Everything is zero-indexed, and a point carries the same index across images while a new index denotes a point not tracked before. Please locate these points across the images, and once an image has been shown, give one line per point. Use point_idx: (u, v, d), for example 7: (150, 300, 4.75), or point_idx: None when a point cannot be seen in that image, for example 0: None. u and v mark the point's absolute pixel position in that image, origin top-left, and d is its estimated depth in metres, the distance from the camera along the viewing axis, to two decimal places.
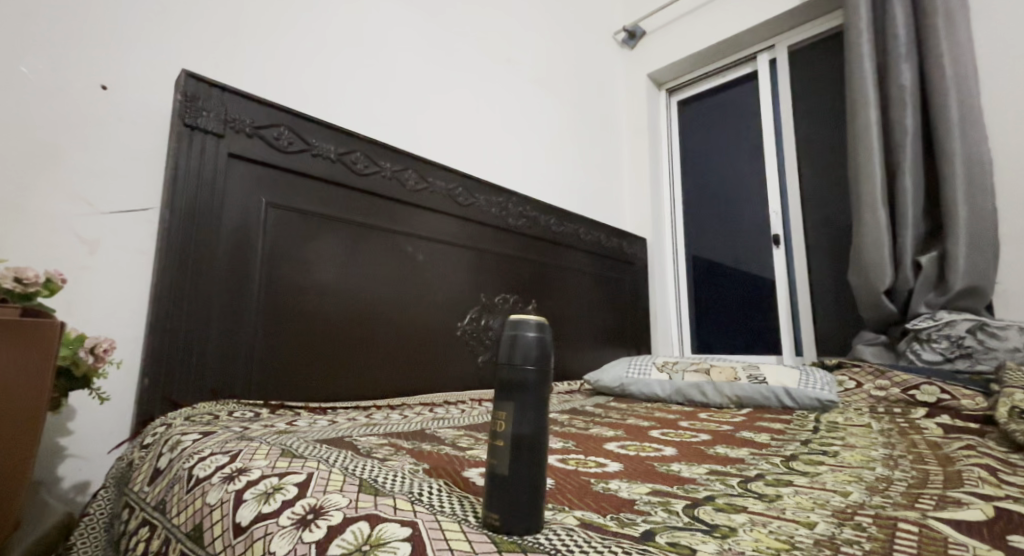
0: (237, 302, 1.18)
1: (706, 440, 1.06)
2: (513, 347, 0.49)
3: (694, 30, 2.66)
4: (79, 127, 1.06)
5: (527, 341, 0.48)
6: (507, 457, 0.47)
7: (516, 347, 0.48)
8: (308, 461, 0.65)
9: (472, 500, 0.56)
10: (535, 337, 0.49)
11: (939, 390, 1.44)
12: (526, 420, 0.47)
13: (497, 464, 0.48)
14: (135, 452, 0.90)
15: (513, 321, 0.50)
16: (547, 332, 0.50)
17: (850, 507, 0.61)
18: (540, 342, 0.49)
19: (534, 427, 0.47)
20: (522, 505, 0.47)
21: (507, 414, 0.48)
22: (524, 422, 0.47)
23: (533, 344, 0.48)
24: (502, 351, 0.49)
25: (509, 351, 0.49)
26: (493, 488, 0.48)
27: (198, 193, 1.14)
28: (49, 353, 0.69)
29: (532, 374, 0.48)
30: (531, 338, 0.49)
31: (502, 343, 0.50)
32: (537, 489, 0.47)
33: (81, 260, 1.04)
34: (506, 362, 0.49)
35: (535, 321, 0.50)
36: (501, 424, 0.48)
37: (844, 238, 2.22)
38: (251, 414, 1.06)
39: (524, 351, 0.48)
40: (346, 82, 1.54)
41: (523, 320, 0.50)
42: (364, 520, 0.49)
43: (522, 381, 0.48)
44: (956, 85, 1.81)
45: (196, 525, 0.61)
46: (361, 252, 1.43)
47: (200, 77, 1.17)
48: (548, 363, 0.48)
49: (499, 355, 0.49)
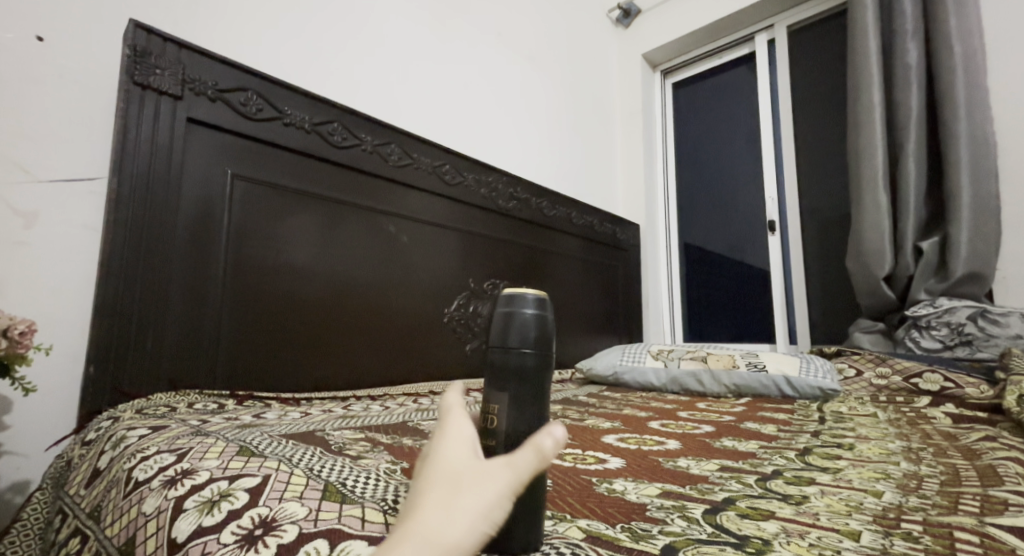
0: (200, 283, 1.08)
1: (710, 433, 0.98)
2: (509, 329, 0.40)
3: (691, 9, 2.57)
4: (12, 84, 0.94)
5: (528, 323, 0.40)
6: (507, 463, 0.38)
7: (515, 330, 0.40)
8: (266, 461, 0.56)
9: None
10: (533, 314, 0.40)
11: (943, 378, 1.37)
12: (523, 415, 0.39)
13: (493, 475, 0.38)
14: (76, 449, 0.80)
15: (509, 297, 0.41)
16: (547, 308, 0.41)
17: (890, 510, 0.54)
18: (540, 321, 0.40)
19: (534, 424, 0.39)
20: (519, 519, 0.38)
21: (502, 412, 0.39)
22: (520, 416, 0.39)
23: (533, 323, 0.40)
24: (495, 334, 0.41)
25: (503, 334, 0.40)
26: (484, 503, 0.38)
27: (153, 163, 1.03)
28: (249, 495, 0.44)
29: (532, 362, 0.39)
30: (529, 315, 0.40)
31: (496, 322, 0.41)
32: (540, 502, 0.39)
33: (16, 234, 0.93)
34: (501, 346, 0.40)
35: (534, 295, 0.40)
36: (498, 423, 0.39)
37: (841, 224, 2.16)
38: (213, 406, 0.96)
39: (522, 334, 0.39)
40: (324, 48, 1.43)
41: (519, 294, 0.41)
42: (323, 537, 0.41)
43: (520, 367, 0.39)
44: (964, 64, 1.75)
45: (129, 538, 0.51)
46: (340, 231, 1.32)
47: (153, 30, 1.05)
48: (548, 347, 0.40)
49: (490, 337, 0.41)
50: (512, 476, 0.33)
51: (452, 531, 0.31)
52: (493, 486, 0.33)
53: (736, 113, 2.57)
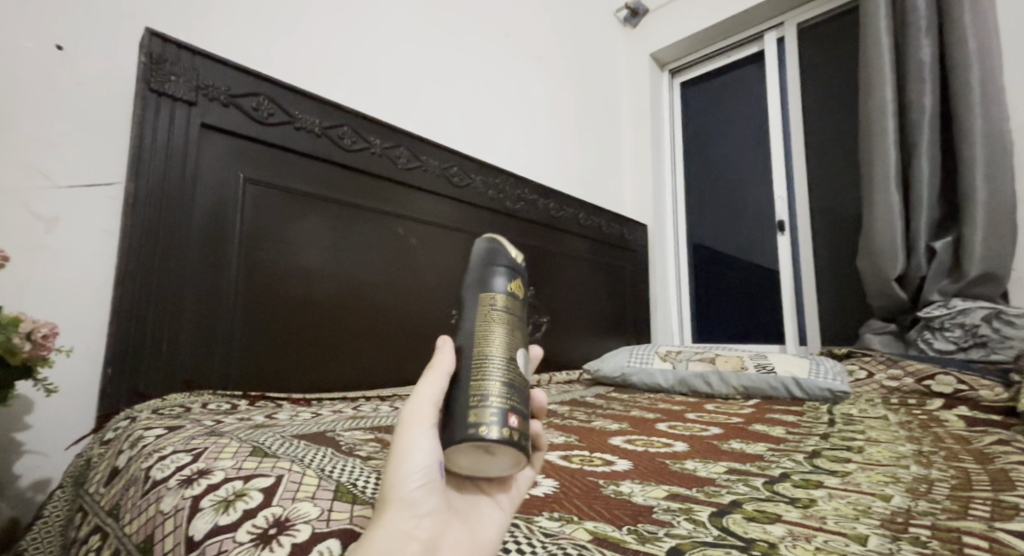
0: (214, 285, 1.10)
1: (717, 435, 0.98)
2: (481, 269, 0.47)
3: (699, 8, 2.56)
4: (32, 92, 0.97)
5: (498, 262, 0.47)
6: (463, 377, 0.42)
7: (491, 269, 0.47)
8: (279, 462, 0.57)
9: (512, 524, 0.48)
10: (481, 244, 0.49)
11: (956, 381, 1.35)
12: (466, 319, 0.45)
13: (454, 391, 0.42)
14: (95, 448, 0.82)
15: (480, 246, 0.49)
16: (496, 240, 0.49)
17: (899, 514, 0.54)
18: (486, 247, 0.48)
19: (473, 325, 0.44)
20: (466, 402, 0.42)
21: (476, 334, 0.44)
22: (464, 322, 0.45)
23: (480, 248, 0.48)
24: (470, 279, 0.47)
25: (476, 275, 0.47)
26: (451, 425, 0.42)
27: (168, 168, 1.05)
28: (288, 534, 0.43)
29: (507, 290, 0.46)
30: (478, 246, 0.49)
31: (470, 269, 0.48)
32: (510, 398, 0.41)
33: (37, 238, 0.95)
34: (477, 283, 0.46)
35: (484, 237, 0.49)
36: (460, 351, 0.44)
37: (853, 224, 2.14)
38: (227, 407, 0.98)
39: (492, 269, 0.47)
40: (333, 52, 1.45)
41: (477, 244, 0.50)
42: (335, 538, 0.42)
43: (467, 283, 0.47)
44: (979, 61, 1.73)
45: (148, 536, 0.53)
46: (349, 234, 1.34)
47: (168, 37, 1.07)
48: (491, 262, 0.47)
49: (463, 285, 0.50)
50: (424, 419, 0.41)
51: (413, 496, 0.40)
52: (419, 438, 0.41)
53: (745, 113, 2.56)
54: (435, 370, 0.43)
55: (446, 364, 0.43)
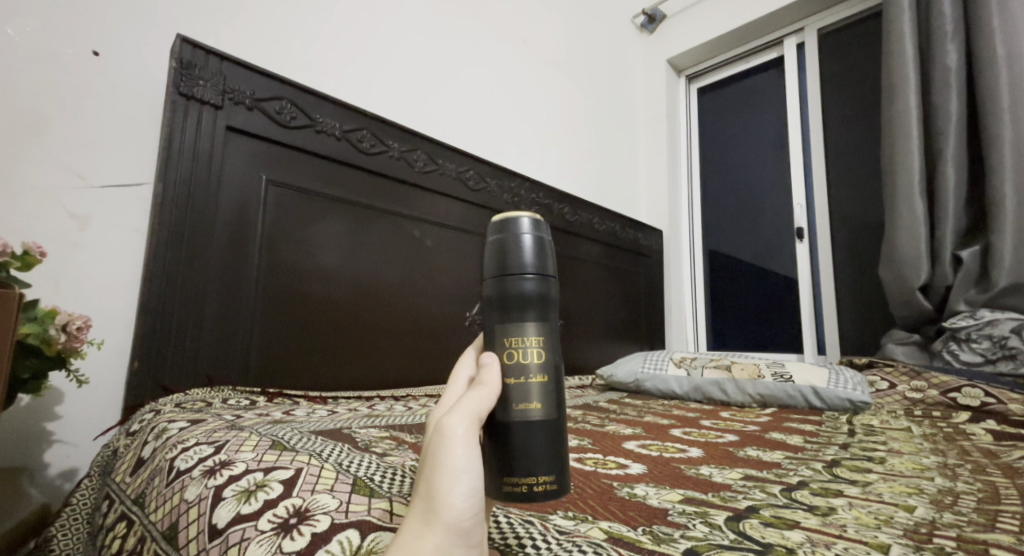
0: (236, 284, 1.13)
1: (733, 442, 0.97)
2: (538, 276, 0.44)
3: (718, 13, 2.55)
4: (70, 95, 1.01)
5: (533, 264, 0.44)
6: (535, 419, 0.42)
7: (552, 272, 0.45)
8: (298, 455, 0.58)
9: (522, 521, 0.47)
10: (529, 231, 0.45)
11: (984, 393, 1.31)
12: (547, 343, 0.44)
13: (507, 409, 0.41)
14: (122, 439, 0.85)
15: (489, 246, 0.45)
16: (538, 225, 0.45)
17: (922, 525, 0.53)
18: (536, 237, 0.45)
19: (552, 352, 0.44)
20: (548, 451, 0.42)
21: (554, 375, 0.43)
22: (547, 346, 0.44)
23: (532, 242, 0.44)
24: (540, 281, 0.44)
25: (509, 283, 0.43)
26: (496, 437, 0.41)
27: (195, 170, 1.08)
28: (308, 526, 0.44)
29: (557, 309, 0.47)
30: (526, 233, 0.44)
31: (488, 279, 0.45)
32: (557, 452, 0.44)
33: (72, 235, 0.99)
34: (499, 301, 0.44)
35: (528, 219, 0.45)
36: (519, 380, 0.42)
37: (875, 232, 2.10)
38: (246, 402, 0.99)
39: (528, 274, 0.43)
40: (355, 56, 1.48)
41: (515, 220, 0.45)
42: (354, 528, 0.43)
43: (536, 289, 0.43)
44: (1009, 65, 1.68)
45: (172, 524, 0.54)
46: (364, 236, 1.35)
47: (197, 44, 1.11)
48: (545, 254, 0.45)
49: (506, 279, 0.43)
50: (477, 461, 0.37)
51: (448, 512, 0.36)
52: (471, 459, 0.37)
53: (765, 119, 2.53)
54: (486, 386, 0.41)
55: (494, 373, 0.42)
